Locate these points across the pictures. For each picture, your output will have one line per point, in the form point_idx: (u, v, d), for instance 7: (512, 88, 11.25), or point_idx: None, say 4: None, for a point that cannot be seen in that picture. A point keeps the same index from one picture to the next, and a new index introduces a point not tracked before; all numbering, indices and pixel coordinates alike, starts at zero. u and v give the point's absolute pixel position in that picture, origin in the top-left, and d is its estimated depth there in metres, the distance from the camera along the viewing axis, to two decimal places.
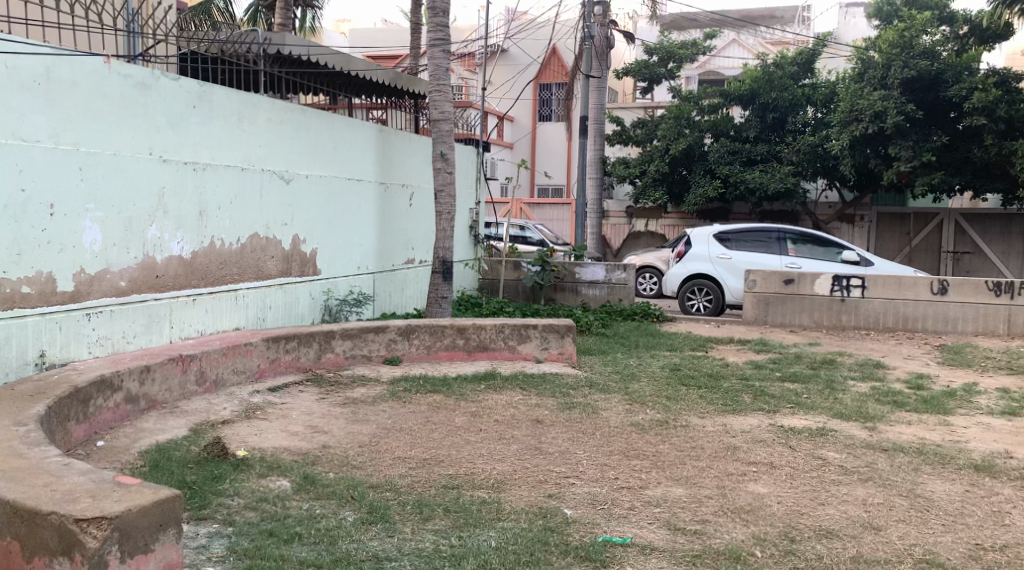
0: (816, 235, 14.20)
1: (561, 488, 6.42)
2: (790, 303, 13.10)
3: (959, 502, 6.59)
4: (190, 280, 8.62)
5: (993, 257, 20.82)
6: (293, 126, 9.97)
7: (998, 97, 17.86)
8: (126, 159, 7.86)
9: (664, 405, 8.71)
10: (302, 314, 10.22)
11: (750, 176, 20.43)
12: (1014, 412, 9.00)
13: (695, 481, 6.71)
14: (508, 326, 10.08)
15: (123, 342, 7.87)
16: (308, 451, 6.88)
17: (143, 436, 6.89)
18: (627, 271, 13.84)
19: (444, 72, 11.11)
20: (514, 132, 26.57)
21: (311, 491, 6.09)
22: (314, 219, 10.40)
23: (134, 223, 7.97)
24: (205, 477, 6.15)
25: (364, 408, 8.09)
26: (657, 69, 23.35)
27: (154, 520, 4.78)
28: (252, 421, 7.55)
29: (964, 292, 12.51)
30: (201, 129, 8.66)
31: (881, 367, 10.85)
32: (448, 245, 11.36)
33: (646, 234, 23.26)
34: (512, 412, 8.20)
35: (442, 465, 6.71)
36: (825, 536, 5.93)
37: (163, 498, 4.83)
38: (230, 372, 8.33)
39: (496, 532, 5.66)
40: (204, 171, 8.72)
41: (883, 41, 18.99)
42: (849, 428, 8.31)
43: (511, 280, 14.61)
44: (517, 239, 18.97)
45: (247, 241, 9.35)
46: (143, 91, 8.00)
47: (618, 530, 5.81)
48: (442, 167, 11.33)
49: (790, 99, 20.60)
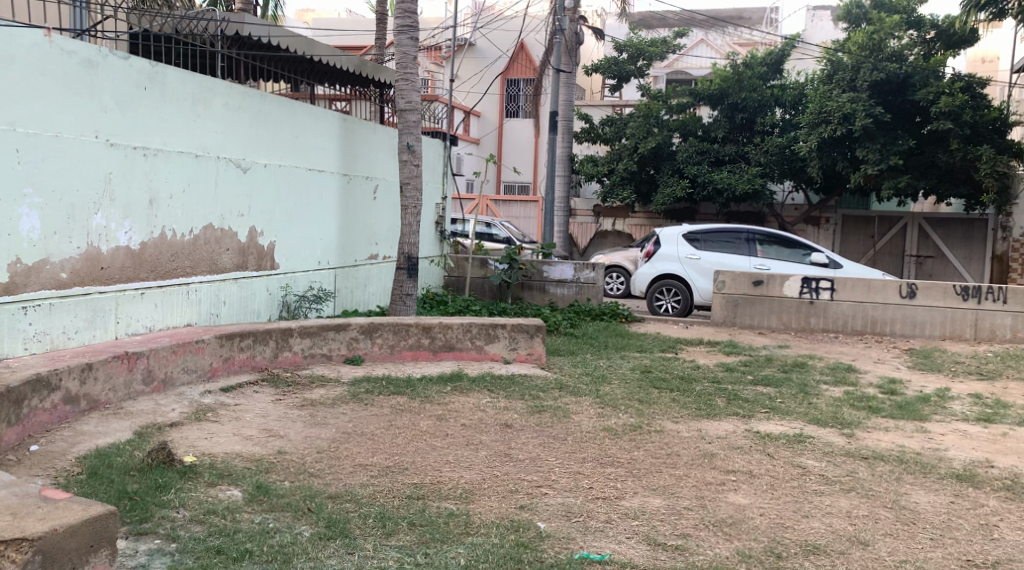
0: (784, 236, 13.96)
1: (533, 499, 6.02)
2: (759, 305, 12.82)
3: (946, 515, 6.28)
4: (137, 273, 8.10)
5: (955, 262, 20.75)
6: (253, 113, 9.49)
7: (964, 101, 17.97)
8: (69, 142, 7.34)
9: (637, 408, 8.34)
10: (258, 311, 9.73)
11: (718, 177, 20.17)
12: (989, 419, 8.75)
13: (673, 491, 6.35)
14: (475, 326, 9.67)
15: (63, 339, 7.34)
16: (262, 457, 6.42)
17: (82, 440, 6.41)
18: (595, 270, 13.50)
19: (412, 59, 10.66)
20: (480, 126, 26.16)
21: (264, 503, 5.63)
22: (272, 211, 9.92)
23: (76, 210, 7.45)
24: (149, 486, 5.67)
25: (323, 411, 7.65)
26: (626, 66, 22.99)
27: (83, 540, 4.40)
28: (203, 423, 7.08)
29: (932, 296, 12.30)
30: (152, 112, 8.16)
31: (853, 371, 10.59)
32: (414, 240, 10.91)
33: (613, 233, 22.97)
34: (479, 415, 7.80)
35: (407, 473, 6.29)
36: (812, 552, 5.59)
37: (93, 517, 4.45)
38: (180, 371, 7.83)
39: (465, 548, 5.27)
40: (155, 157, 8.20)
41: (852, 43, 18.91)
42: (826, 434, 7.99)
43: (477, 278, 14.17)
44: (484, 236, 18.56)
45: (200, 232, 8.84)
46: (89, 70, 7.49)
47: (595, 547, 5.44)
48: (409, 159, 10.87)
49: (759, 100, 20.35)
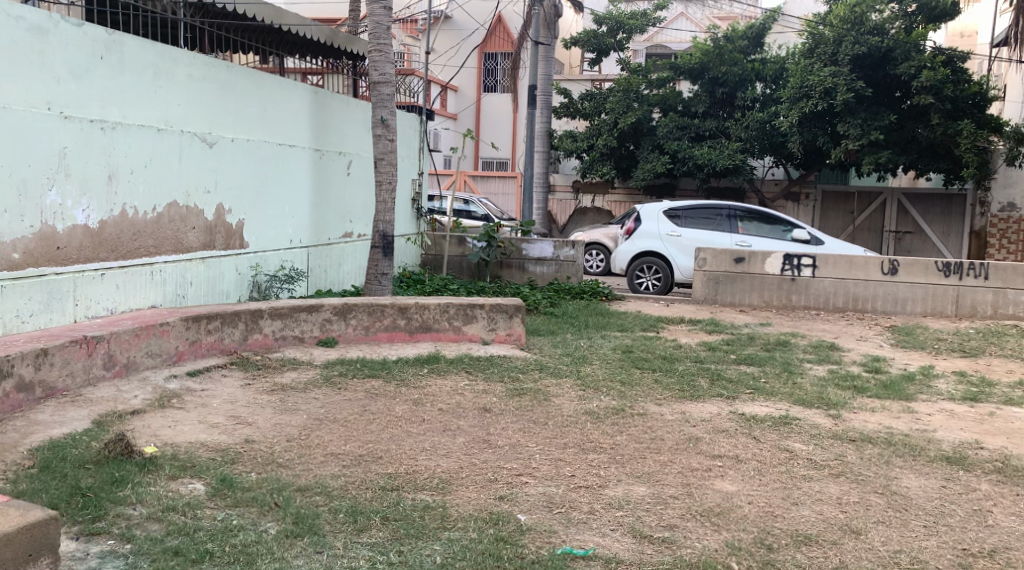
0: (764, 212, 13.70)
1: (513, 488, 5.75)
2: (740, 282, 12.56)
3: (938, 500, 6.01)
4: (96, 253, 7.73)
5: (933, 238, 20.56)
6: (218, 85, 9.10)
7: (946, 75, 17.70)
8: (18, 113, 6.94)
9: (618, 390, 8.08)
10: (227, 292, 9.38)
11: (699, 152, 19.88)
12: (976, 397, 8.55)
13: (658, 478, 6.08)
14: (453, 306, 9.36)
15: (17, 323, 6.98)
16: (228, 446, 6.11)
17: (35, 430, 6.09)
18: (575, 248, 13.22)
19: (385, 29, 10.26)
20: (457, 101, 25.74)
21: (228, 497, 5.32)
22: (241, 188, 9.54)
23: (28, 187, 7.06)
24: (104, 481, 5.35)
25: (294, 396, 7.33)
26: (605, 39, 22.56)
27: (20, 549, 4.24)
28: (166, 410, 6.76)
29: (914, 273, 12.10)
30: (110, 82, 7.77)
31: (836, 349, 10.36)
32: (389, 218, 10.53)
33: (593, 210, 22.72)
34: (457, 399, 7.51)
35: (381, 462, 6.00)
36: (804, 543, 5.34)
37: (32, 523, 4.30)
38: (144, 356, 7.48)
39: (441, 544, 5.00)
40: (113, 130, 7.81)
41: (834, 16, 18.63)
42: (812, 415, 7.75)
43: (455, 257, 13.83)
44: (461, 213, 18.24)
45: (164, 210, 8.47)
46: (39, 37, 7.11)
47: (578, 540, 5.18)
48: (383, 133, 10.47)
49: (740, 74, 20.03)
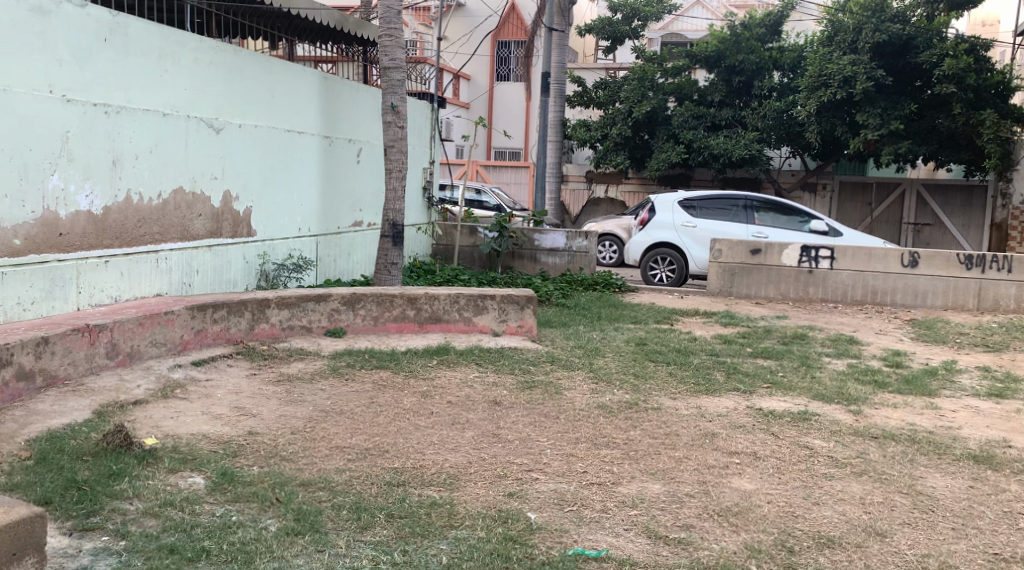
0: (781, 203, 13.46)
1: (522, 485, 5.56)
2: (756, 274, 12.33)
3: (966, 501, 5.79)
4: (100, 240, 7.58)
5: (953, 230, 20.21)
6: (224, 70, 8.92)
7: (968, 64, 17.37)
8: (19, 97, 6.78)
9: (632, 384, 7.87)
10: (234, 280, 9.23)
11: (715, 141, 19.60)
12: (1001, 394, 8.29)
13: (673, 475, 5.88)
14: (463, 297, 9.16)
15: (18, 311, 6.84)
16: (231, 439, 5.95)
17: (35, 420, 5.96)
18: (587, 239, 13.00)
19: (395, 14, 10.04)
20: (470, 90, 25.60)
21: (228, 492, 5.16)
22: (248, 174, 9.37)
23: (30, 171, 6.91)
24: (101, 474, 5.20)
25: (300, 387, 7.16)
26: (620, 26, 22.19)
27: (4, 550, 4.12)
28: (169, 401, 6.61)
29: (936, 265, 11.81)
30: (114, 65, 7.61)
31: (855, 342, 10.13)
32: (398, 207, 10.33)
33: (606, 201, 22.42)
34: (466, 392, 7.32)
35: (387, 456, 5.82)
36: (826, 546, 5.13)
37: (16, 523, 4.16)
38: (148, 344, 7.32)
39: (447, 543, 4.83)
40: (118, 114, 7.65)
41: (854, 4, 18.26)
42: (832, 411, 7.53)
43: (466, 247, 13.66)
44: (472, 203, 18.04)
45: (170, 196, 8.32)
46: (40, 17, 6.94)
47: (590, 542, 4.98)
48: (393, 120, 10.25)
49: (757, 62, 19.68)
